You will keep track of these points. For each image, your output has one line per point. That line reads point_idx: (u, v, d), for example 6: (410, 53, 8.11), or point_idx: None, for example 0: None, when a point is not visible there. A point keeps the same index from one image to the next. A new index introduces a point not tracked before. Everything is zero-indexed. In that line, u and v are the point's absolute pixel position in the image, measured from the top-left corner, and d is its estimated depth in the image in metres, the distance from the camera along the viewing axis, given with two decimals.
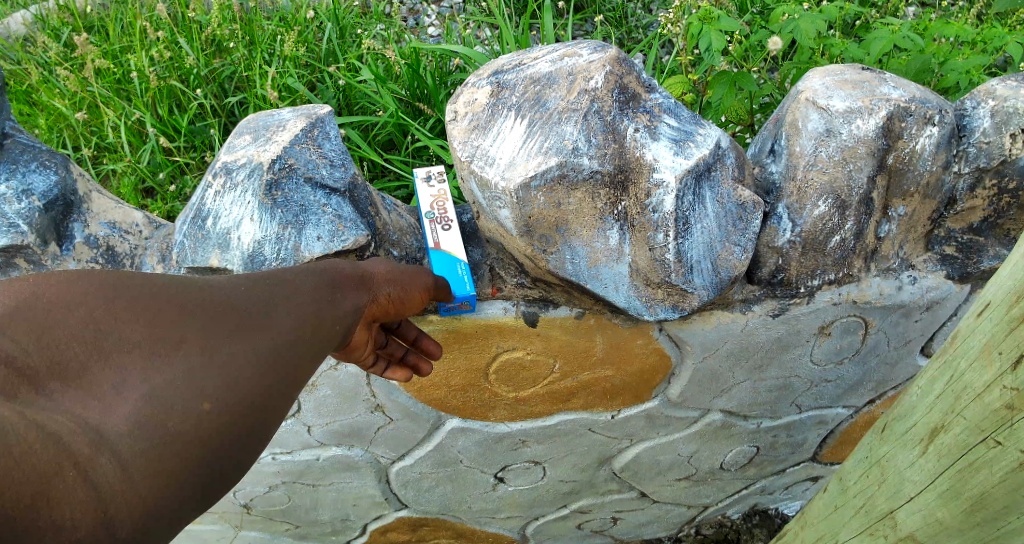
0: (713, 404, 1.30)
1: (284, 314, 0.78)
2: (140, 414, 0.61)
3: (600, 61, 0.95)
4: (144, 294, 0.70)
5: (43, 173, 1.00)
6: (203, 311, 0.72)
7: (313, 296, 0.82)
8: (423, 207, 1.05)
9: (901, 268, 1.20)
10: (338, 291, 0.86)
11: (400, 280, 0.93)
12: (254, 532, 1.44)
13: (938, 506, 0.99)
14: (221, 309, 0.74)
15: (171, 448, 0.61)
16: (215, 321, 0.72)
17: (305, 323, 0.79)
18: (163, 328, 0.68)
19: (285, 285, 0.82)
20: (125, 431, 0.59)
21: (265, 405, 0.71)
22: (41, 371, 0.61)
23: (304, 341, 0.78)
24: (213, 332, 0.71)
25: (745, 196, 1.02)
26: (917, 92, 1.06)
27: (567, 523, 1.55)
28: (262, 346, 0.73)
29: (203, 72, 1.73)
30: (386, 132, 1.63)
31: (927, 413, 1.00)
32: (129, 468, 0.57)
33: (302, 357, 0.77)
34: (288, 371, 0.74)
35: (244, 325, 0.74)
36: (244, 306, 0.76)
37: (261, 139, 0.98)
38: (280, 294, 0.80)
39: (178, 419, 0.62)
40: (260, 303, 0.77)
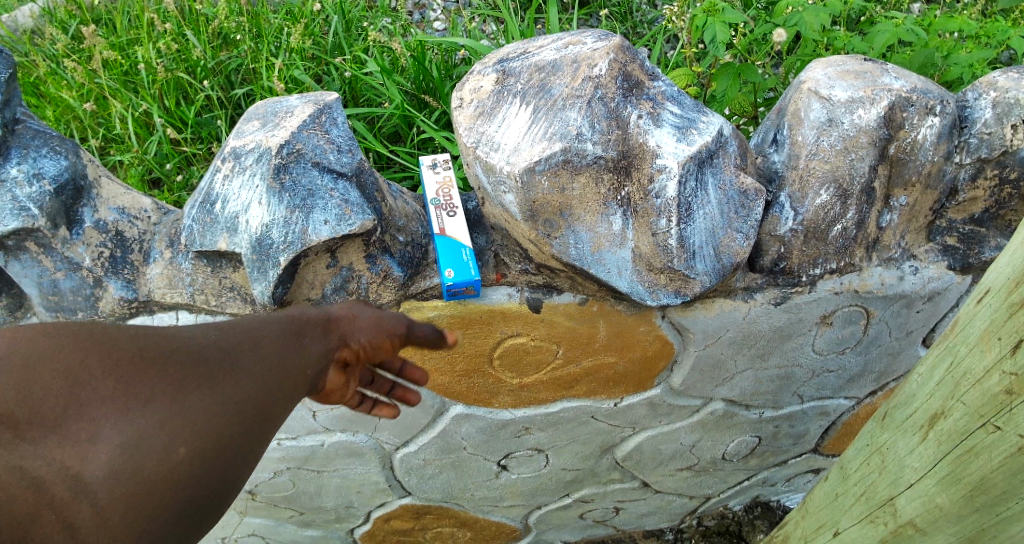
0: (715, 392, 1.30)
1: (263, 354, 0.73)
2: (122, 460, 0.54)
3: (604, 49, 0.96)
4: (117, 335, 0.63)
5: (54, 158, 1.01)
6: (184, 351, 0.65)
7: (286, 337, 0.78)
8: (429, 193, 1.08)
9: (903, 258, 1.21)
10: (310, 333, 0.82)
11: (372, 319, 0.91)
12: (258, 519, 1.45)
13: (937, 492, 1.00)
14: (200, 349, 0.67)
15: (157, 497, 0.54)
16: (198, 361, 0.65)
17: (284, 364, 0.75)
18: (144, 368, 0.60)
19: (259, 328, 0.77)
20: (104, 479, 0.52)
21: (254, 450, 0.65)
22: (18, 420, 0.53)
23: (285, 383, 0.74)
24: (197, 371, 0.64)
25: (747, 184, 1.03)
26: (919, 82, 1.07)
27: (569, 512, 1.56)
28: (248, 388, 0.67)
29: (210, 65, 1.74)
30: (392, 124, 1.64)
31: (927, 400, 1.01)
32: (109, 519, 0.52)
33: (284, 401, 0.72)
34: (271, 419, 0.68)
35: (227, 364, 0.68)
36: (224, 345, 0.69)
37: (269, 124, 0.99)
38: (257, 340, 0.74)
39: (170, 460, 0.56)
40: (239, 343, 0.72)
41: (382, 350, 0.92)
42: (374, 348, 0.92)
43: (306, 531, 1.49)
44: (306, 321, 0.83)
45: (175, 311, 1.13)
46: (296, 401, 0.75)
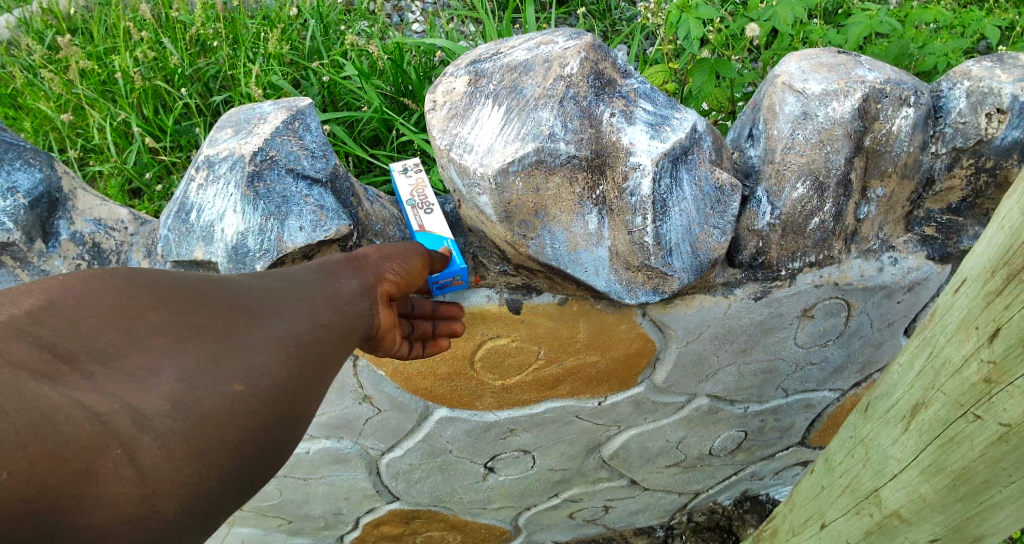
0: (700, 388, 1.31)
1: (300, 297, 0.80)
2: (173, 397, 0.63)
3: (575, 48, 0.96)
4: (167, 287, 0.71)
5: (28, 171, 1.01)
6: (223, 303, 0.73)
7: (325, 279, 0.83)
8: (403, 196, 1.06)
9: (882, 249, 1.21)
10: (348, 272, 0.86)
11: (397, 247, 0.91)
12: (247, 529, 1.44)
13: (921, 481, 1.01)
14: (240, 299, 0.75)
15: (205, 431, 0.63)
16: (238, 309, 0.74)
17: (325, 305, 0.81)
18: (189, 317, 0.69)
19: (298, 274, 0.83)
20: (164, 411, 0.62)
21: (296, 391, 0.73)
22: (79, 354, 0.62)
23: (329, 326, 0.79)
24: (234, 321, 0.72)
25: (723, 179, 1.03)
26: (892, 74, 1.07)
27: (559, 512, 1.56)
28: (285, 333, 0.75)
29: (188, 72, 1.73)
30: (371, 128, 1.64)
31: (908, 390, 1.00)
32: (166, 448, 0.61)
33: (329, 342, 0.79)
34: (315, 360, 0.77)
35: (263, 314, 0.75)
36: (263, 292, 0.77)
37: (242, 132, 0.99)
38: (296, 285, 0.81)
39: (219, 396, 0.66)
40: (278, 293, 0.79)
41: (413, 268, 0.92)
42: (409, 275, 0.91)
43: (295, 539, 1.48)
44: (343, 261, 0.87)
45: None
46: (345, 342, 0.82)
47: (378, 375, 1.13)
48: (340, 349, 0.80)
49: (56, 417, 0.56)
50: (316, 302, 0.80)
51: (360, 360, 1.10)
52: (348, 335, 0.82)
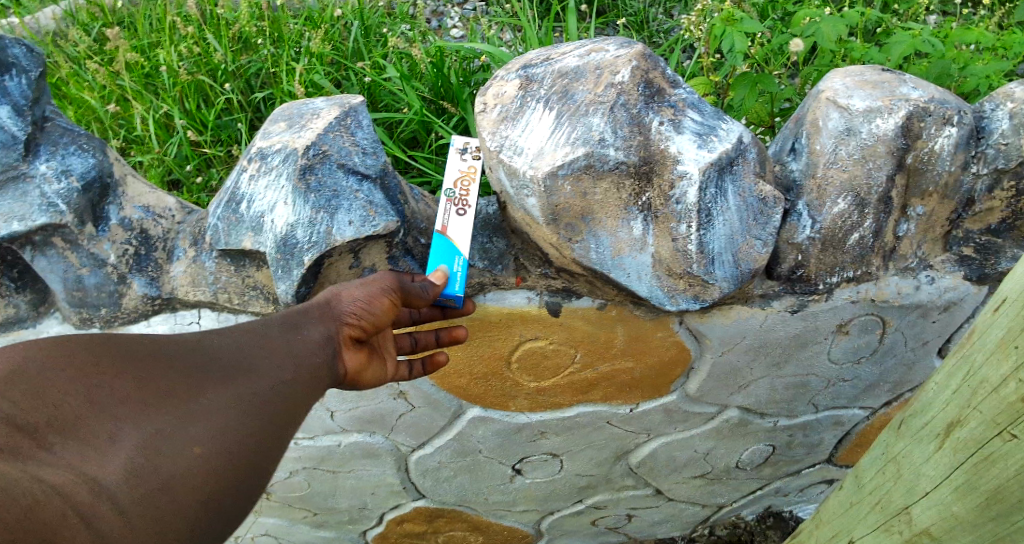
0: (731, 400, 1.31)
1: (262, 359, 0.86)
2: (134, 462, 0.68)
3: (626, 56, 0.98)
4: (132, 354, 0.78)
5: (82, 156, 1.02)
6: (183, 368, 0.80)
7: (288, 335, 0.89)
8: (447, 182, 1.02)
9: (920, 268, 1.21)
10: (314, 321, 0.92)
11: (364, 287, 0.94)
12: (272, 520, 1.46)
13: (953, 500, 1.00)
14: (201, 364, 0.81)
15: (167, 492, 0.68)
16: (200, 375, 0.80)
17: (287, 363, 0.87)
18: (150, 385, 0.76)
19: (263, 331, 0.89)
20: (122, 476, 0.66)
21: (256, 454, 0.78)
22: (40, 425, 0.67)
23: (290, 382, 0.86)
24: (194, 384, 0.78)
25: (766, 191, 1.03)
26: (936, 93, 1.07)
27: (582, 519, 1.56)
28: (246, 392, 0.82)
29: (231, 68, 1.77)
30: (410, 130, 1.66)
31: (943, 408, 1.00)
32: (127, 513, 0.65)
33: (290, 398, 0.85)
34: (276, 418, 0.82)
35: (222, 376, 0.81)
36: (226, 359, 0.84)
37: (295, 126, 1.01)
38: (258, 346, 0.87)
39: (182, 454, 0.71)
40: (239, 354, 0.85)
41: (379, 310, 0.94)
42: (376, 315, 0.94)
43: (319, 532, 1.50)
44: (311, 309, 0.93)
45: (197, 309, 1.15)
46: (308, 397, 0.88)
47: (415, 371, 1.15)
48: (302, 404, 0.87)
49: (16, 487, 0.59)
50: (276, 362, 0.86)
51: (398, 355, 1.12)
52: (311, 390, 0.88)
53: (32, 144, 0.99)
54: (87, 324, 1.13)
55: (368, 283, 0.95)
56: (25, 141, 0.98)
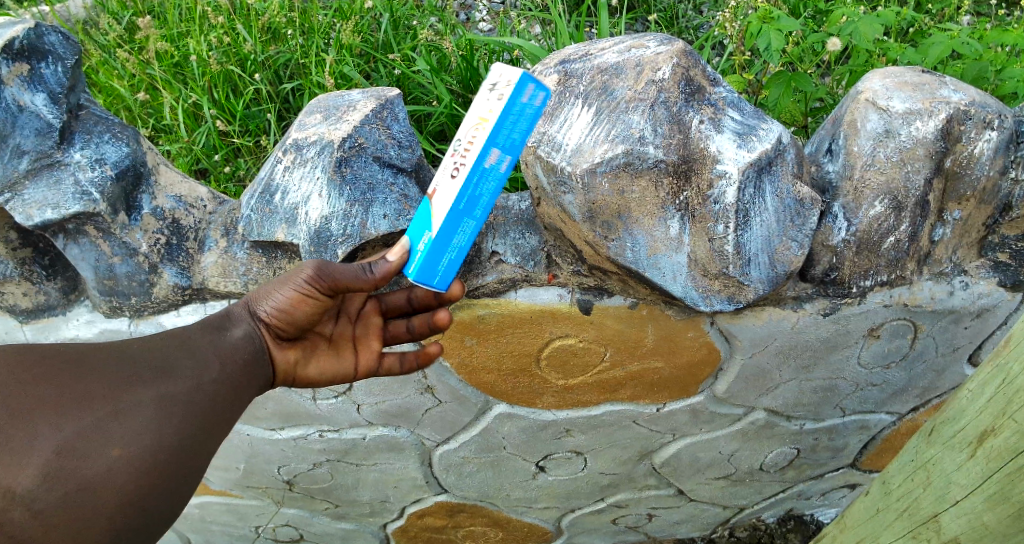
0: (758, 402, 1.30)
1: (189, 358, 0.88)
2: (50, 469, 0.72)
3: (668, 53, 0.96)
4: (61, 360, 0.80)
5: (116, 144, 1.02)
6: (110, 370, 0.81)
7: (214, 338, 0.92)
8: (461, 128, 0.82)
9: (954, 273, 1.19)
10: (242, 320, 0.94)
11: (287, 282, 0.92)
12: (294, 510, 1.46)
13: (984, 509, 0.97)
14: (131, 363, 0.83)
15: (84, 496, 0.73)
16: (125, 374, 0.82)
17: (214, 362, 0.90)
18: (75, 390, 0.77)
19: (191, 333, 0.91)
20: (37, 483, 0.71)
21: (182, 453, 0.81)
22: None
23: (218, 380, 0.89)
24: (119, 384, 0.80)
25: (804, 193, 1.02)
26: (977, 95, 1.05)
27: (602, 517, 1.56)
28: (171, 392, 0.83)
29: (260, 59, 1.77)
30: (439, 123, 1.65)
31: (978, 415, 0.98)
32: (42, 515, 0.71)
33: (217, 394, 0.88)
34: (205, 416, 0.85)
35: (149, 375, 0.83)
36: (151, 358, 0.85)
37: (332, 118, 1.01)
38: (184, 345, 0.89)
39: (102, 459, 0.75)
40: (166, 352, 0.87)
41: (292, 312, 0.94)
42: (299, 311, 0.94)
43: (340, 524, 1.50)
44: (240, 309, 0.95)
45: (228, 300, 1.14)
46: (236, 394, 0.91)
47: (443, 366, 1.15)
48: (230, 401, 0.90)
49: None
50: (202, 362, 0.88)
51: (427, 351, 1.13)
52: (239, 388, 0.92)
53: (67, 132, 0.99)
54: (117, 313, 1.14)
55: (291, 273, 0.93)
56: (60, 129, 0.97)
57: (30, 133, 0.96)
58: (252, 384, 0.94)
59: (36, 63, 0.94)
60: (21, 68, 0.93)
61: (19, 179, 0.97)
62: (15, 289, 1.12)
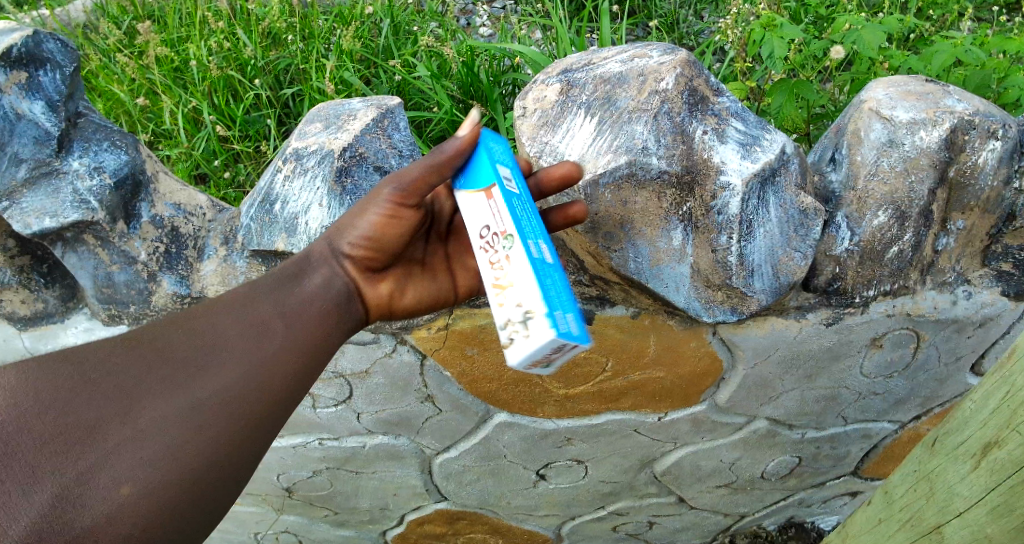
0: (760, 411, 1.29)
1: (220, 357, 0.75)
2: (46, 519, 0.61)
3: (671, 63, 0.96)
4: (82, 368, 0.70)
5: (115, 152, 1.01)
6: (127, 383, 0.70)
7: (272, 307, 0.82)
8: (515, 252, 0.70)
9: (957, 283, 1.18)
10: (316, 270, 0.87)
11: (371, 203, 0.87)
12: (293, 517, 1.45)
13: (988, 521, 0.96)
14: (165, 361, 0.73)
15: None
16: (144, 387, 0.70)
17: (265, 341, 0.79)
18: (91, 411, 0.67)
19: (245, 304, 0.81)
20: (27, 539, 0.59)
21: (209, 474, 0.69)
22: None
23: (267, 363, 0.77)
24: (136, 397, 0.69)
25: (808, 203, 1.01)
26: (982, 105, 1.05)
27: (603, 524, 1.55)
28: (197, 400, 0.71)
29: (261, 64, 1.76)
30: (439, 129, 1.65)
31: (981, 427, 0.97)
32: None
33: (265, 383, 0.76)
34: (235, 427, 0.72)
35: (186, 372, 0.73)
36: (178, 360, 0.74)
37: (332, 127, 1.00)
38: (217, 340, 0.77)
39: (111, 496, 0.64)
40: (212, 334, 0.77)
41: (379, 235, 0.88)
42: (382, 238, 0.88)
43: (340, 531, 1.49)
44: (315, 253, 0.89)
45: None
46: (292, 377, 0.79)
47: (444, 375, 1.14)
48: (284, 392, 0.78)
49: None
50: (236, 359, 0.76)
51: (427, 360, 1.12)
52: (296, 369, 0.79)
53: (65, 139, 0.98)
54: (115, 321, 1.13)
55: (374, 193, 0.87)
56: (58, 137, 0.97)
57: (28, 141, 0.96)
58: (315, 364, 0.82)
59: (34, 71, 0.93)
60: (20, 76, 0.93)
61: (17, 188, 0.97)
62: (14, 296, 1.12)
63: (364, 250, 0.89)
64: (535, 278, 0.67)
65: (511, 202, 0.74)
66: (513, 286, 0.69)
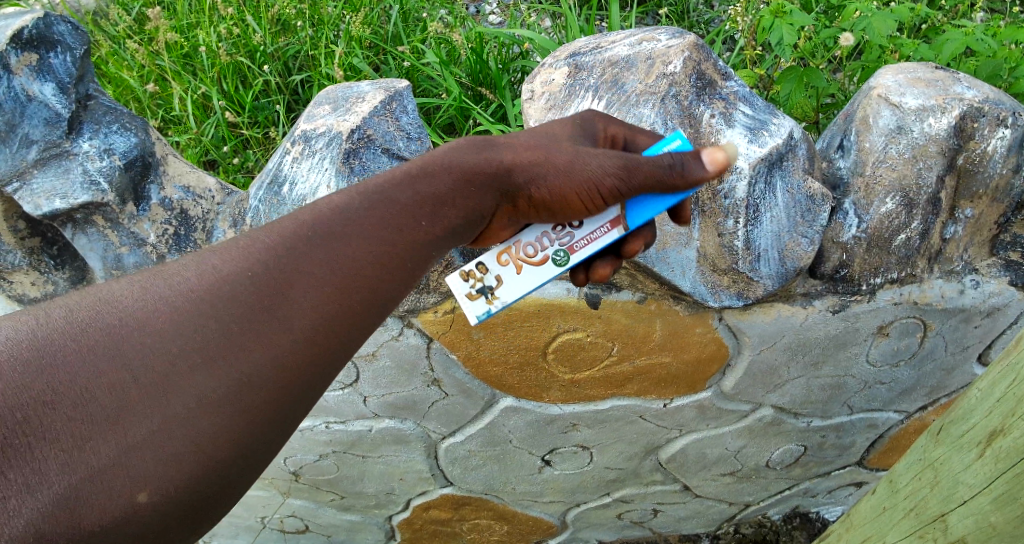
0: (766, 398, 1.30)
1: (270, 324, 0.62)
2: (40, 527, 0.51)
3: (679, 47, 0.99)
4: (117, 324, 0.58)
5: (124, 134, 1.02)
6: (155, 355, 0.57)
7: (352, 255, 0.68)
8: (548, 273, 0.88)
9: (965, 272, 1.17)
10: (467, 196, 0.78)
11: (591, 167, 0.79)
12: (300, 501, 1.47)
13: (992, 510, 0.95)
14: (218, 318, 0.60)
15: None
16: (173, 360, 0.58)
17: (326, 307, 0.65)
18: (112, 396, 0.55)
19: (333, 236, 0.68)
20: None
21: (236, 467, 0.59)
22: None
23: (326, 331, 0.64)
24: (164, 376, 0.57)
25: (815, 189, 1.01)
26: (992, 92, 1.04)
27: (608, 511, 1.56)
28: (234, 381, 0.59)
29: (270, 50, 1.77)
30: (448, 115, 1.66)
31: (987, 415, 0.96)
32: None
33: (321, 360, 0.64)
34: (274, 414, 0.61)
35: (242, 337, 0.60)
36: (223, 324, 0.60)
37: (340, 109, 1.02)
38: (274, 298, 0.63)
39: (120, 500, 0.53)
40: (283, 283, 0.64)
41: (560, 197, 0.81)
42: (560, 208, 0.82)
43: (346, 515, 1.50)
44: (482, 173, 0.79)
45: None
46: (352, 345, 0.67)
47: (450, 358, 1.15)
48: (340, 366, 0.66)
49: None
50: (289, 328, 0.62)
51: (434, 343, 1.13)
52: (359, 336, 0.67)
53: (75, 122, 0.99)
54: None
55: (600, 159, 0.79)
56: (68, 119, 0.97)
57: (39, 123, 0.96)
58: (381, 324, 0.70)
59: (44, 53, 0.94)
60: (31, 57, 0.94)
61: (27, 168, 0.97)
62: (24, 278, 1.12)
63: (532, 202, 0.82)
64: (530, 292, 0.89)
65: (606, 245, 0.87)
66: (526, 274, 0.88)
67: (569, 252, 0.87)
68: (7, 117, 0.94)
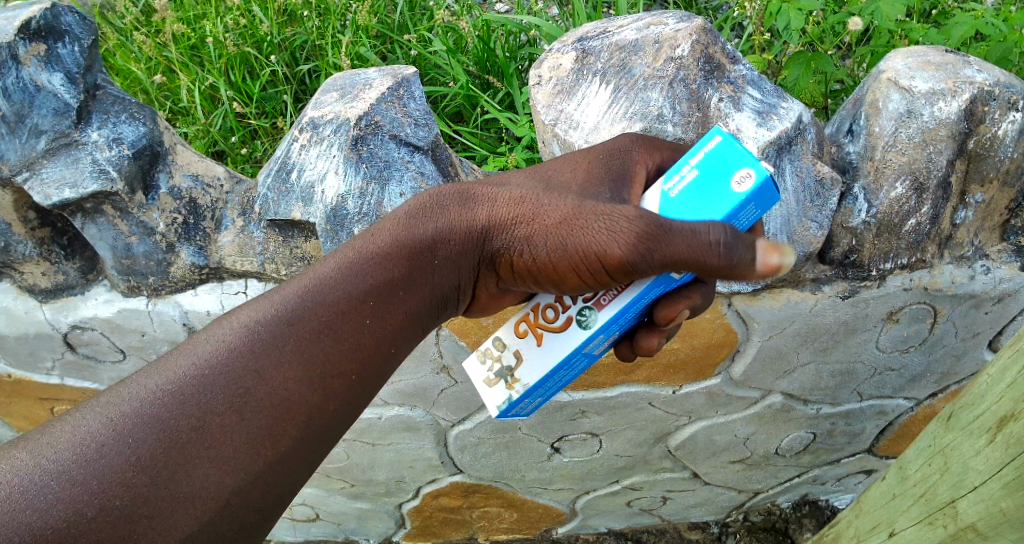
0: (775, 385, 1.30)
1: (270, 380, 0.72)
2: None
3: (687, 30, 0.99)
4: (128, 410, 0.65)
5: (133, 124, 1.02)
6: (175, 423, 0.65)
7: (328, 318, 0.77)
8: (571, 336, 0.83)
9: (975, 257, 1.15)
10: (439, 269, 0.84)
11: (603, 230, 0.76)
12: (310, 489, 1.48)
13: (1002, 496, 0.93)
14: (221, 384, 0.69)
15: None
16: (193, 426, 0.66)
17: (316, 361, 0.75)
18: (148, 454, 0.63)
19: (250, 367, 0.71)
20: None
21: (259, 501, 0.69)
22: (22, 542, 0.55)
23: (318, 382, 0.74)
24: (186, 441, 0.65)
25: (825, 172, 1.02)
26: (1003, 76, 1.02)
27: (617, 499, 1.56)
28: (251, 431, 0.68)
29: (276, 40, 1.78)
30: (456, 104, 1.68)
31: (997, 401, 0.95)
32: None
33: (325, 407, 0.74)
34: (284, 453, 0.70)
35: (253, 396, 0.70)
36: (227, 389, 0.69)
37: (347, 96, 1.02)
38: (269, 362, 0.72)
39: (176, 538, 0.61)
40: (269, 350, 0.73)
41: (543, 263, 0.81)
42: (556, 272, 0.80)
43: (356, 503, 1.52)
44: (449, 242, 0.83)
45: (244, 279, 1.16)
46: (282, 480, 0.71)
47: (459, 345, 1.15)
48: (273, 503, 0.70)
49: None
50: (285, 384, 0.72)
51: (442, 331, 1.13)
52: (291, 466, 0.71)
53: (84, 111, 0.99)
54: (135, 293, 1.16)
55: (610, 222, 0.75)
56: (77, 108, 0.98)
57: (47, 113, 0.96)
58: (325, 440, 0.75)
59: (53, 43, 0.95)
60: (38, 48, 0.94)
61: (36, 158, 0.97)
62: (35, 268, 1.13)
63: (515, 265, 0.84)
64: (550, 363, 0.85)
65: (635, 301, 0.81)
66: (547, 341, 0.85)
67: (595, 310, 0.82)
68: (17, 107, 0.94)
